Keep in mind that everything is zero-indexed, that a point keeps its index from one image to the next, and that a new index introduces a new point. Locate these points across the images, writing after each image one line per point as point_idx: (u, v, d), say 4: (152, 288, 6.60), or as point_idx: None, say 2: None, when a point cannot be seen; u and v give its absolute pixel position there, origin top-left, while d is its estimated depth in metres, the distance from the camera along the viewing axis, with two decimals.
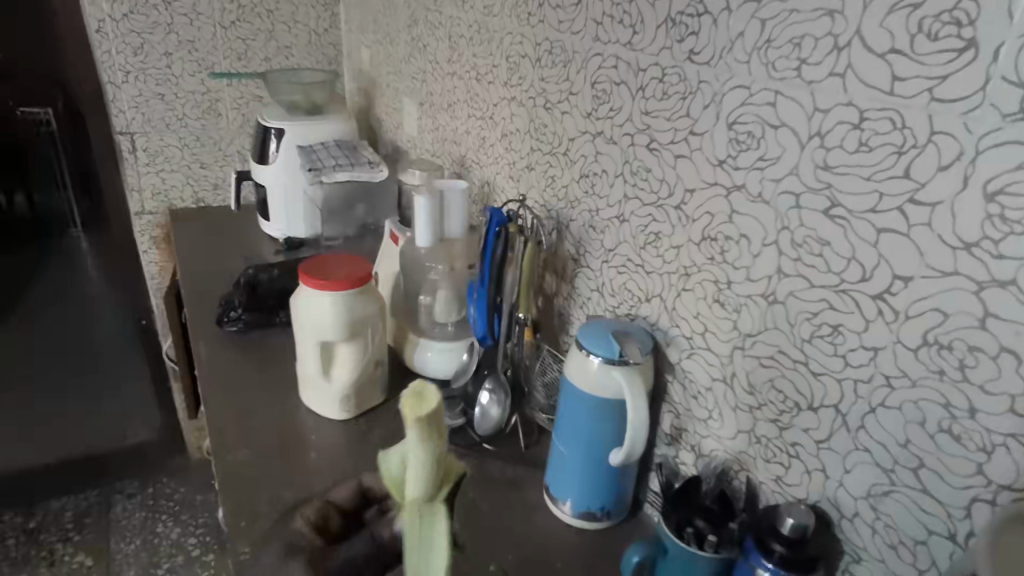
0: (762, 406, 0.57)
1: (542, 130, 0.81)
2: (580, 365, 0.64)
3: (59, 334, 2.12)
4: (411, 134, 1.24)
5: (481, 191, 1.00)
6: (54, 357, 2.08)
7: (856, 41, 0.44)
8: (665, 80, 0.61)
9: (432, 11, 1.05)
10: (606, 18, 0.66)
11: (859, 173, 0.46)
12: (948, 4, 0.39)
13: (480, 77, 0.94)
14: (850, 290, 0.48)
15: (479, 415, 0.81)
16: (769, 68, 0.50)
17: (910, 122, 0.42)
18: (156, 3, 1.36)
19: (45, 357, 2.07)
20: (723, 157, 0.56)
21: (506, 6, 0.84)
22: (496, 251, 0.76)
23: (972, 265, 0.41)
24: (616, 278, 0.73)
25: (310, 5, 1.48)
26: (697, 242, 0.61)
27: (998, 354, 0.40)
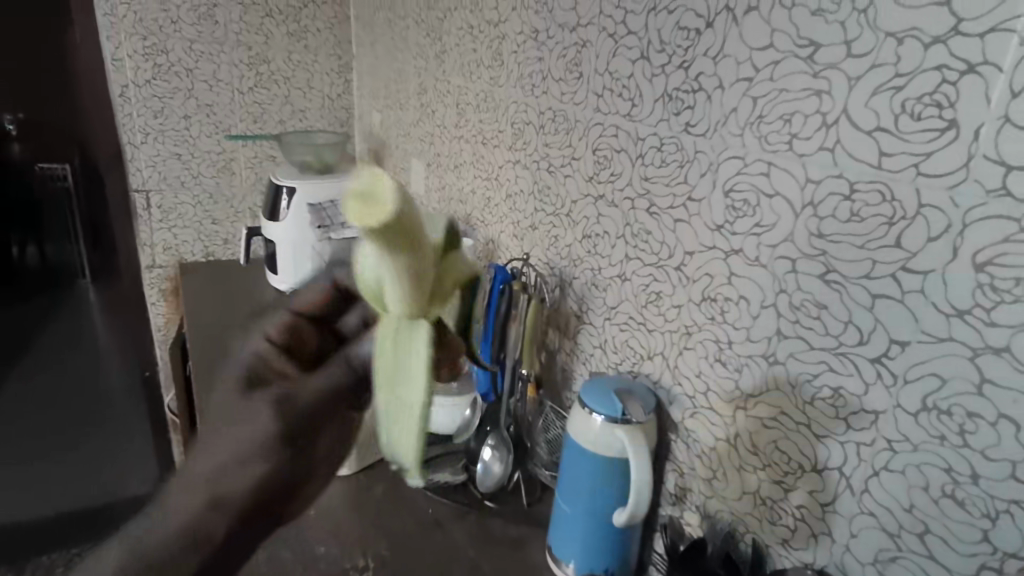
0: (766, 467, 0.57)
1: (545, 192, 0.84)
2: (582, 423, 0.65)
3: (79, 376, 1.98)
4: (418, 192, 1.28)
5: (485, 248, 1.02)
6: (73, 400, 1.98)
7: (843, 119, 0.46)
8: (663, 149, 0.63)
9: (441, 80, 1.10)
10: (607, 92, 0.70)
11: (851, 242, 0.47)
12: (928, 88, 0.41)
13: (486, 141, 0.97)
14: (848, 352, 0.49)
15: (481, 471, 0.81)
16: (762, 141, 0.53)
17: (899, 196, 0.44)
18: (178, 70, 1.42)
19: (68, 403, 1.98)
20: (720, 222, 0.58)
21: (512, 76, 0.88)
22: (499, 306, 0.81)
23: (965, 332, 0.42)
24: (618, 335, 0.74)
25: (325, 72, 1.55)
26: (697, 302, 0.62)
27: (997, 421, 0.41)
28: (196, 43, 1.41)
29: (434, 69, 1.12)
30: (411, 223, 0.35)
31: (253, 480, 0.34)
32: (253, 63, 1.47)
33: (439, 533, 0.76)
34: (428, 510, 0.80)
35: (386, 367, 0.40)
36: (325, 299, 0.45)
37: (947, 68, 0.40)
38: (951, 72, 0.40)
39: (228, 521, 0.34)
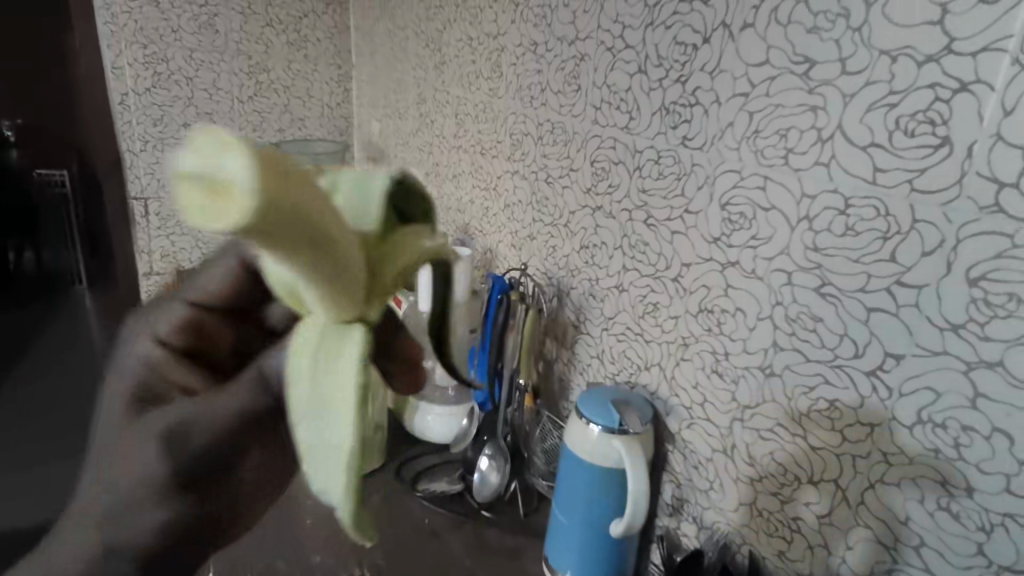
0: (762, 478, 0.58)
1: (543, 203, 0.84)
2: (580, 433, 0.65)
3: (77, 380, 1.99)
4: None
5: (483, 258, 1.02)
6: (71, 401, 1.99)
7: (838, 134, 0.47)
8: (660, 161, 0.64)
9: (440, 91, 1.11)
10: (605, 105, 0.70)
11: (847, 255, 0.48)
12: (922, 105, 0.42)
13: (485, 151, 0.98)
14: (844, 365, 0.49)
15: (478, 481, 0.81)
16: (758, 155, 0.53)
17: (893, 211, 0.44)
18: (178, 79, 1.41)
19: (64, 405, 1.98)
20: (717, 235, 0.59)
21: (510, 88, 0.88)
22: (498, 316, 0.81)
23: (960, 345, 0.42)
24: (615, 345, 0.74)
25: (324, 81, 1.56)
26: (694, 313, 0.63)
27: (991, 435, 0.41)
28: (196, 51, 1.40)
29: (433, 79, 1.13)
30: (297, 204, 0.24)
31: (144, 526, 0.40)
32: (253, 72, 1.47)
33: (435, 542, 0.76)
34: (425, 519, 0.79)
35: (305, 387, 0.31)
36: (233, 281, 0.42)
37: (940, 86, 0.40)
38: (944, 90, 0.40)
39: (125, 560, 0.40)
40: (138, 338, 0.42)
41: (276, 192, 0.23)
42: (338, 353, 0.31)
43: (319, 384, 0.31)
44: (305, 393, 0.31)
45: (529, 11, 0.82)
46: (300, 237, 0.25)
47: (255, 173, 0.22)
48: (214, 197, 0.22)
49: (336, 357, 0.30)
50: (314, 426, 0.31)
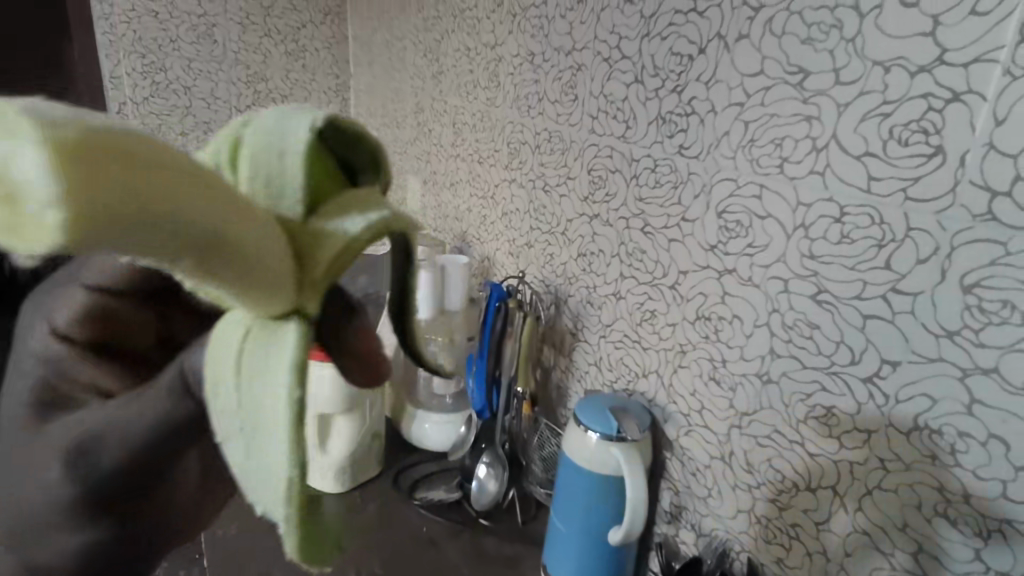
0: (760, 485, 0.58)
1: (541, 211, 0.85)
2: (579, 440, 0.65)
3: None
4: (414, 209, 1.29)
5: (481, 266, 1.03)
6: None
7: (833, 144, 0.47)
8: (657, 170, 0.64)
9: (438, 100, 1.11)
10: (602, 114, 0.71)
11: (842, 263, 0.48)
12: (915, 114, 0.42)
13: (482, 160, 0.99)
14: (841, 372, 0.49)
15: (476, 488, 0.81)
16: (754, 164, 0.54)
17: (888, 219, 0.45)
18: (176, 88, 1.37)
19: None
20: (714, 243, 0.59)
21: (508, 97, 0.89)
22: (495, 324, 0.80)
23: (955, 352, 0.42)
24: (613, 353, 0.75)
25: (322, 91, 1.57)
26: (691, 321, 0.63)
27: (987, 441, 0.41)
28: (194, 61, 1.37)
29: (431, 89, 1.13)
30: (159, 193, 0.16)
31: (62, 549, 0.27)
32: (251, 81, 1.46)
33: (433, 551, 0.76)
34: (422, 528, 0.79)
35: (228, 400, 0.22)
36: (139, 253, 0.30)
37: (933, 96, 0.41)
38: (937, 101, 0.41)
39: None
40: (31, 328, 0.30)
41: (111, 182, 0.14)
42: (270, 354, 0.21)
43: (245, 396, 0.21)
44: (227, 406, 0.22)
45: (526, 22, 0.82)
46: (180, 242, 0.17)
47: (66, 163, 0.14)
48: (7, 208, 0.14)
49: (265, 358, 0.21)
50: (242, 453, 0.22)
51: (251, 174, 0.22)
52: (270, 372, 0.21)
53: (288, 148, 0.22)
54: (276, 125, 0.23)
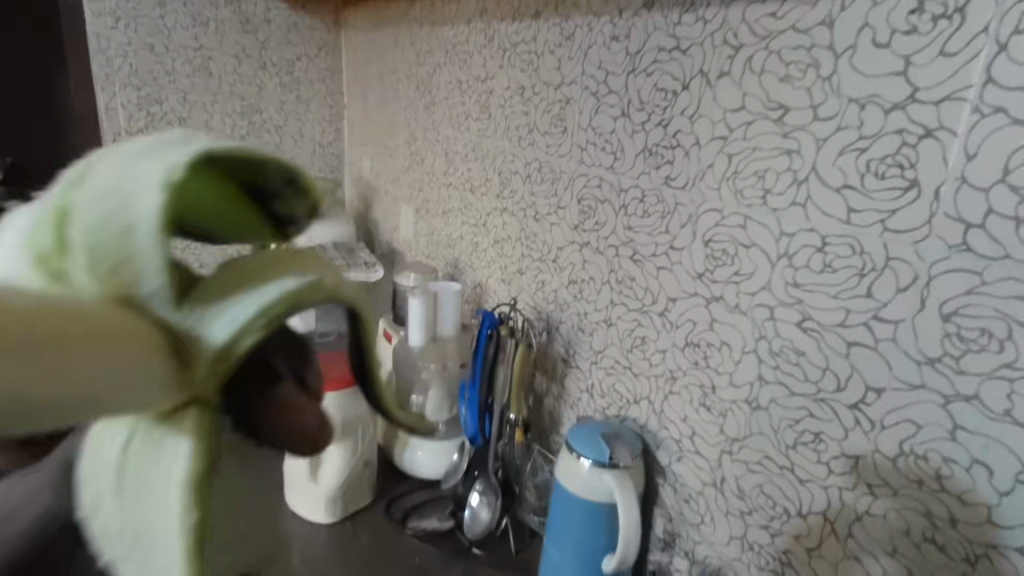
0: (752, 511, 0.58)
1: (531, 239, 0.86)
2: (571, 468, 0.65)
3: None
4: (407, 237, 1.30)
5: (474, 293, 1.03)
6: None
7: (813, 176, 0.49)
8: (645, 200, 0.66)
9: (430, 130, 1.13)
10: (591, 145, 0.72)
11: (825, 291, 0.49)
12: (890, 149, 0.44)
13: (474, 189, 1.00)
14: (827, 398, 0.50)
15: (469, 517, 0.80)
16: (738, 195, 0.55)
17: (868, 248, 0.46)
18: (171, 120, 1.38)
19: None
20: (701, 270, 0.60)
21: (499, 129, 0.91)
22: (487, 351, 0.81)
23: (937, 379, 0.43)
24: (604, 379, 0.75)
25: (316, 121, 1.59)
26: (681, 347, 0.64)
27: (971, 466, 0.42)
28: (190, 93, 1.39)
29: (423, 120, 1.15)
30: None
31: None
32: (245, 112, 1.47)
33: None
34: (415, 558, 0.78)
35: (125, 515, 0.19)
36: None
37: (907, 132, 0.43)
38: (911, 136, 0.42)
39: None
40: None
41: None
42: (162, 465, 0.18)
43: (141, 505, 0.19)
44: (123, 519, 0.19)
45: (516, 57, 0.85)
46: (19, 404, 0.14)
47: None
48: None
49: (158, 471, 0.19)
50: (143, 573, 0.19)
51: (89, 253, 0.17)
52: (165, 491, 0.18)
53: (135, 220, 0.17)
54: (124, 174, 0.18)
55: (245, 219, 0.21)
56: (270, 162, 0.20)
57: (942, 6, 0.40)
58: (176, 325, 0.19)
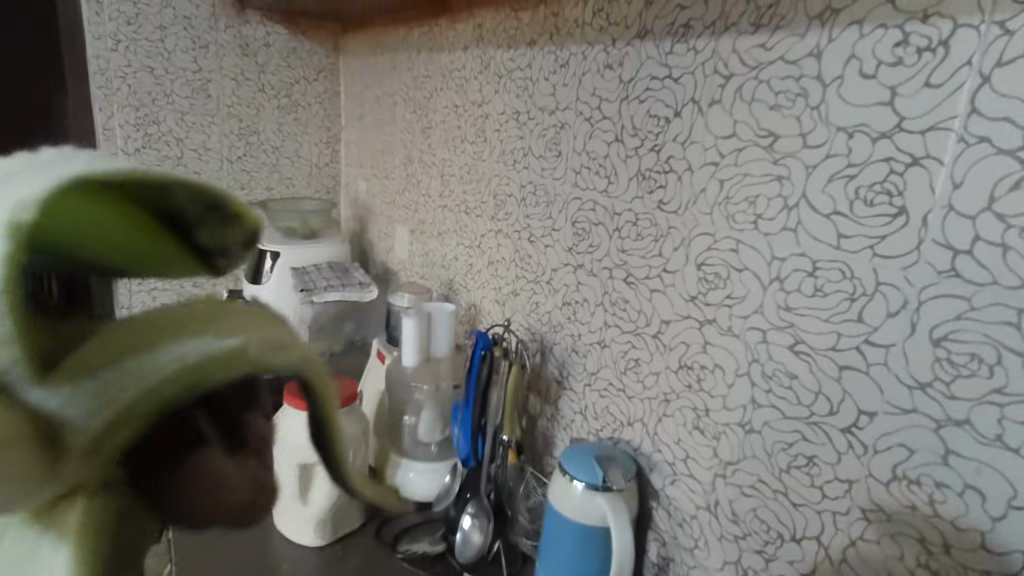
0: (746, 536, 0.58)
1: (526, 260, 0.87)
2: (564, 490, 0.65)
3: None
4: (402, 258, 1.30)
5: (468, 313, 1.04)
6: None
7: (803, 202, 0.50)
8: (638, 223, 0.66)
9: (426, 153, 1.14)
10: (585, 169, 0.73)
11: (817, 315, 0.50)
12: (879, 177, 0.45)
13: (469, 211, 1.01)
14: (820, 422, 0.50)
15: (460, 540, 0.80)
16: (730, 220, 0.56)
17: (858, 273, 0.47)
18: (168, 139, 1.39)
19: None
20: (694, 293, 0.61)
21: (495, 152, 0.92)
22: (481, 372, 0.80)
23: (929, 404, 0.43)
24: (598, 401, 0.75)
25: (314, 142, 1.59)
26: (675, 370, 0.64)
27: (964, 491, 0.42)
28: (188, 114, 1.40)
29: (420, 142, 1.16)
30: None
31: None
32: (242, 133, 1.48)
33: None
34: None
35: None
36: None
37: (894, 160, 0.44)
38: (898, 164, 0.43)
39: None
40: None
41: None
42: (25, 543, 0.22)
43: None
44: None
45: (511, 83, 0.86)
46: None
47: None
48: None
49: (27, 549, 0.22)
50: None
51: None
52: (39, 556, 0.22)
53: None
54: None
55: (156, 247, 0.23)
56: (152, 178, 0.21)
57: (926, 39, 0.41)
58: (43, 407, 0.20)
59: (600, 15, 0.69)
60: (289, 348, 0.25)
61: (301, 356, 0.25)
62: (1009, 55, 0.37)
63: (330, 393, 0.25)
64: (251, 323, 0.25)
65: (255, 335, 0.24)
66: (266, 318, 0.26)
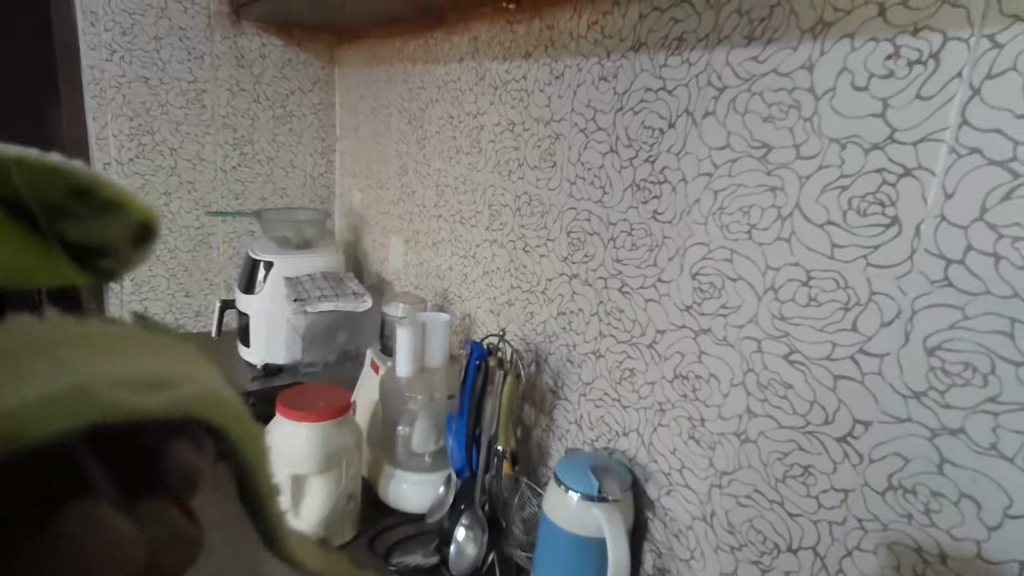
0: (743, 546, 0.57)
1: (520, 270, 0.87)
2: (559, 501, 0.64)
3: None
4: (397, 268, 1.30)
5: (462, 323, 1.03)
6: None
7: (797, 213, 0.50)
8: (633, 233, 0.67)
9: (421, 163, 1.14)
10: (580, 180, 0.74)
11: (811, 324, 0.50)
12: (871, 188, 0.45)
13: (464, 221, 1.01)
14: (816, 432, 0.50)
15: (454, 552, 0.79)
16: (724, 230, 0.56)
17: (852, 283, 0.47)
18: (162, 149, 1.39)
19: None
20: (689, 302, 0.61)
21: (489, 163, 0.92)
22: (476, 382, 0.80)
23: (923, 413, 0.44)
24: (593, 411, 0.75)
25: (309, 153, 1.58)
26: (670, 379, 0.64)
27: (959, 500, 0.42)
28: (182, 124, 1.40)
29: (415, 153, 1.17)
30: None
31: None
32: (237, 144, 1.47)
33: None
34: None
35: None
36: None
37: (887, 171, 0.44)
38: (890, 175, 0.44)
39: None
40: None
41: None
42: None
43: None
44: None
45: (507, 94, 0.86)
46: None
47: None
48: None
49: None
50: None
51: None
52: None
53: None
54: None
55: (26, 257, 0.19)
56: None
57: (917, 52, 0.42)
58: None
59: (594, 28, 0.70)
60: (175, 384, 0.17)
61: (188, 392, 0.17)
62: (999, 68, 0.38)
63: (249, 438, 0.17)
64: (133, 352, 0.18)
65: (120, 367, 0.16)
66: (168, 347, 0.19)
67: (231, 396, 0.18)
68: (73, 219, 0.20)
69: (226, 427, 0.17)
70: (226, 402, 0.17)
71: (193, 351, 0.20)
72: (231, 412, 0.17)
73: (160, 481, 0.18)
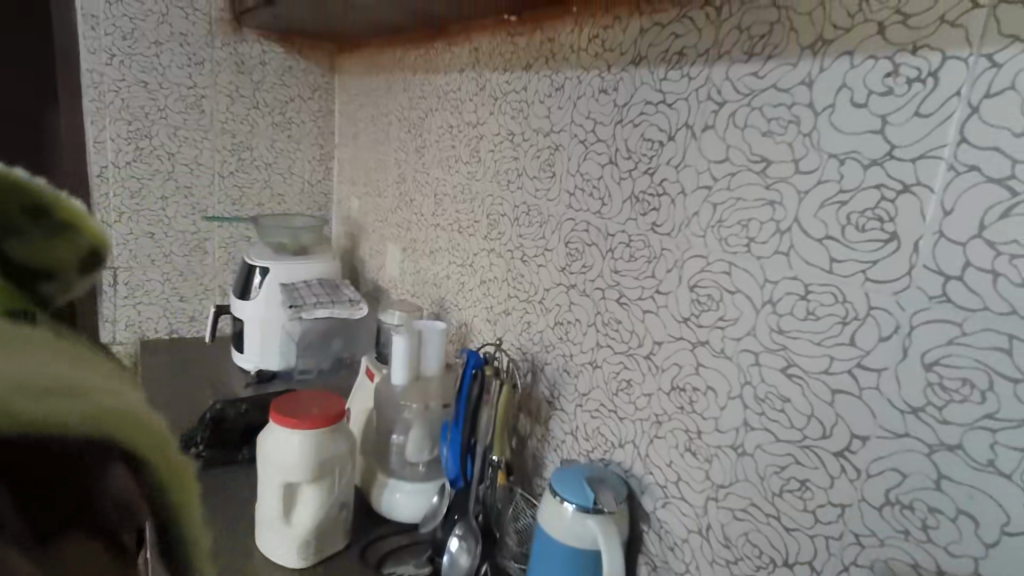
0: (738, 560, 0.57)
1: (518, 280, 0.87)
2: (554, 512, 0.64)
3: None
4: (394, 276, 1.29)
5: (459, 332, 1.03)
6: None
7: (795, 227, 0.50)
8: (631, 245, 0.67)
9: (421, 172, 1.14)
10: (579, 190, 0.74)
11: (809, 338, 0.50)
12: (869, 204, 0.45)
13: (462, 230, 1.01)
14: (813, 446, 0.50)
15: (447, 562, 0.79)
16: (723, 243, 0.57)
17: (850, 297, 0.47)
18: (160, 154, 1.39)
19: None
20: (687, 314, 0.61)
21: (489, 172, 0.92)
22: (471, 392, 0.79)
23: (921, 428, 0.44)
24: (589, 422, 0.75)
25: (307, 159, 1.57)
26: (667, 391, 0.64)
27: (957, 517, 0.42)
28: (180, 129, 1.39)
29: (414, 162, 1.16)
30: None
31: None
32: (235, 149, 1.47)
33: None
34: None
35: None
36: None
37: (885, 187, 0.44)
38: (889, 191, 0.44)
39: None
40: None
41: None
42: None
43: None
44: None
45: (507, 105, 0.87)
46: None
47: None
48: None
49: None
50: None
51: None
52: None
53: None
54: None
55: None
56: None
57: (915, 71, 0.42)
58: None
59: (594, 41, 0.70)
60: (101, 398, 0.19)
61: (110, 408, 0.19)
62: (997, 87, 0.38)
63: (168, 466, 0.20)
64: (61, 365, 0.20)
65: (57, 380, 0.19)
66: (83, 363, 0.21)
67: (153, 420, 0.20)
68: (24, 239, 0.25)
69: (147, 453, 0.20)
70: (147, 425, 0.20)
71: (115, 368, 0.22)
72: (153, 438, 0.20)
73: (103, 512, 0.21)
